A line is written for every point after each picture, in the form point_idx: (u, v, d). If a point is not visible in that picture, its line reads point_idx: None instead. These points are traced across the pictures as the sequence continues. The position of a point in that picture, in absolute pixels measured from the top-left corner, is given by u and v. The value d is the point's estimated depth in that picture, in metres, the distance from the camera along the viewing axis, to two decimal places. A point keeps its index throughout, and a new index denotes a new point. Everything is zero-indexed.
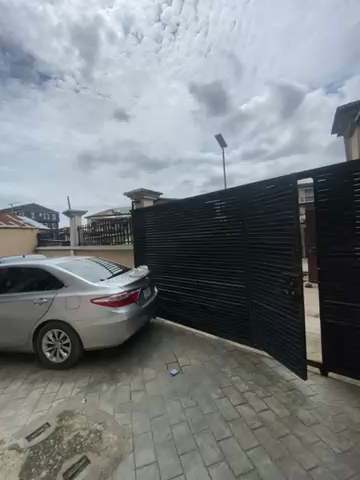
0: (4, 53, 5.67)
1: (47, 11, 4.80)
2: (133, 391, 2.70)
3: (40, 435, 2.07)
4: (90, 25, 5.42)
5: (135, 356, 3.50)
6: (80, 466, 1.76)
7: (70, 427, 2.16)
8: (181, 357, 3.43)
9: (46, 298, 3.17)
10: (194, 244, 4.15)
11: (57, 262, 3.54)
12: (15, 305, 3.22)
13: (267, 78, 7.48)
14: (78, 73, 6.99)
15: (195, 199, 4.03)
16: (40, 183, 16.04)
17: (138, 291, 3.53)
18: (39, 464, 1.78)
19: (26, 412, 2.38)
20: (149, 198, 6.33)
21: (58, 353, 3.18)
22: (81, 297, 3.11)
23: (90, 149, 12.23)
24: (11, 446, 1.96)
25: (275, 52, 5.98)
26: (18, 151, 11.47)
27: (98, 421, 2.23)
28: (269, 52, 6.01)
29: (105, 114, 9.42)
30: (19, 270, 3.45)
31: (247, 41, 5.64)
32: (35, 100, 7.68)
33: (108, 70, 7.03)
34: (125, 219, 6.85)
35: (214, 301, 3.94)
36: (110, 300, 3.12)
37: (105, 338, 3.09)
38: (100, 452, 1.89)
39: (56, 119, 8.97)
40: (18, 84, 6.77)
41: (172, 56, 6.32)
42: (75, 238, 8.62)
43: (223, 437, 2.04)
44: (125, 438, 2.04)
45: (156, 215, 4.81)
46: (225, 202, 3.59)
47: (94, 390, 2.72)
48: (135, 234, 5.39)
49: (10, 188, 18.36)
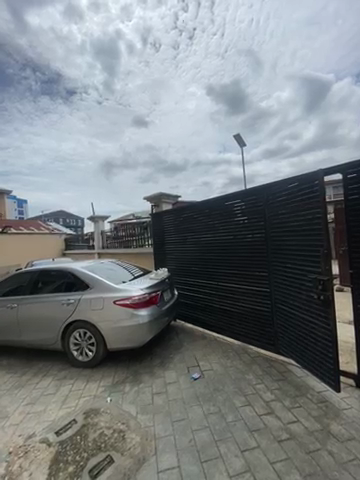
0: (35, 73, 6.24)
1: (72, 31, 5.23)
2: (155, 393, 2.72)
3: (67, 431, 2.16)
4: (111, 38, 5.77)
5: (156, 357, 3.53)
6: (105, 465, 1.81)
7: (95, 425, 2.23)
8: (203, 361, 3.37)
9: (73, 298, 3.35)
10: (213, 246, 4.11)
11: (82, 264, 3.74)
12: (46, 305, 3.45)
13: (289, 73, 7.17)
14: (101, 86, 7.71)
15: (214, 200, 3.98)
16: (68, 191, 17.14)
17: (158, 294, 3.57)
18: (66, 460, 1.86)
19: (55, 407, 2.52)
20: (168, 201, 6.39)
21: (84, 352, 3.32)
22: (105, 299, 3.23)
23: (112, 157, 12.77)
24: (42, 440, 2.08)
25: (296, 45, 5.74)
26: (48, 163, 12.44)
27: (122, 421, 2.28)
28: (289, 46, 5.80)
29: (125, 121, 9.82)
30: (49, 273, 3.69)
31: (265, 37, 5.50)
32: (63, 115, 8.30)
33: (128, 80, 7.34)
34: (145, 223, 7.01)
35: (235, 305, 3.84)
36: (131, 301, 3.19)
37: (127, 339, 3.16)
38: (123, 452, 1.92)
39: (81, 130, 9.62)
40: (47, 101, 7.38)
41: (189, 60, 6.38)
42: (99, 242, 9.01)
43: (248, 448, 1.95)
44: (148, 440, 2.05)
45: (176, 218, 4.85)
46: (245, 202, 3.50)
47: (118, 390, 2.79)
48: (155, 237, 5.49)
49: (42, 197, 19.99)
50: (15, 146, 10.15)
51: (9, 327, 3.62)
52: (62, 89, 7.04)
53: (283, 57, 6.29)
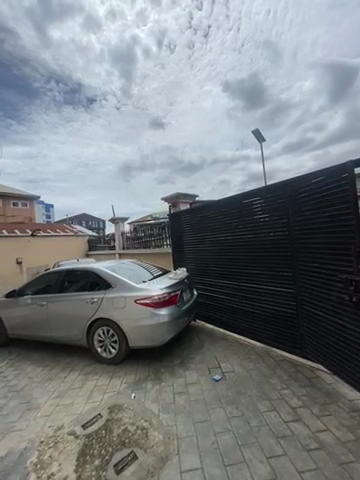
0: (59, 85, 6.69)
1: (90, 41, 5.54)
2: (176, 392, 2.72)
3: (93, 424, 2.25)
4: (127, 44, 5.97)
5: (177, 357, 3.54)
6: (129, 460, 1.85)
7: (119, 420, 2.29)
8: (224, 363, 3.31)
9: (96, 297, 3.48)
10: (232, 245, 4.02)
11: (105, 265, 3.87)
12: (72, 303, 3.63)
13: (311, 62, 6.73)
14: (119, 92, 7.92)
15: (232, 198, 3.89)
16: (90, 194, 17.99)
17: (177, 293, 3.58)
18: (92, 453, 1.93)
19: (81, 401, 2.64)
20: (185, 201, 6.35)
21: (108, 349, 3.44)
22: (126, 298, 3.31)
23: (130, 160, 13.13)
24: (70, 432, 2.18)
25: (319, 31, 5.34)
26: (72, 168, 13.18)
27: (144, 419, 2.31)
28: (310, 33, 5.43)
29: (142, 124, 10.05)
30: (74, 272, 3.89)
31: (284, 27, 5.22)
32: (84, 122, 8.88)
33: (145, 84, 7.49)
34: (163, 223, 7.07)
35: (257, 306, 3.71)
36: (152, 301, 3.24)
37: (148, 337, 3.21)
38: (147, 449, 1.95)
39: (100, 135, 10.19)
40: (70, 110, 7.90)
41: (205, 59, 6.32)
42: (119, 243, 9.30)
43: (273, 455, 1.86)
44: (170, 440, 2.05)
45: (193, 218, 4.82)
46: (265, 199, 3.38)
47: (140, 387, 2.84)
48: (173, 237, 5.53)
49: (66, 201, 21.22)
50: (43, 154, 10.89)
51: (39, 323, 3.87)
52: (83, 97, 7.55)
53: (303, 45, 5.89)
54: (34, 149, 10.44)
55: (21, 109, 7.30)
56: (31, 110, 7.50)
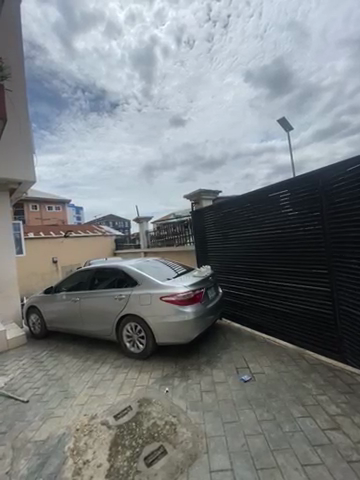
0: (85, 93, 7.38)
1: (112, 47, 6.02)
2: (204, 391, 2.70)
3: (124, 416, 2.34)
4: (147, 46, 6.20)
5: (203, 355, 3.50)
6: (159, 455, 1.87)
7: (148, 414, 2.35)
8: (253, 363, 3.19)
9: (124, 294, 3.61)
10: (258, 241, 3.85)
11: (131, 263, 3.99)
12: (102, 300, 3.82)
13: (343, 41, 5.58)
14: (140, 95, 8.13)
15: (257, 192, 3.73)
16: (116, 195, 18.81)
17: (202, 291, 3.55)
18: (124, 444, 2.00)
19: (112, 393, 2.76)
20: (208, 198, 6.17)
21: (136, 344, 3.55)
22: (152, 295, 3.38)
23: (152, 159, 13.35)
24: (103, 421, 2.30)
25: (351, 7, 4.27)
26: (99, 170, 13.93)
27: (173, 414, 2.33)
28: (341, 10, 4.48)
29: (163, 123, 10.12)
30: (103, 271, 4.08)
31: (311, 6, 4.54)
32: (108, 126, 9.56)
33: (165, 83, 7.61)
34: (186, 220, 7.04)
35: (287, 305, 3.51)
36: (177, 298, 3.26)
37: (174, 333, 3.24)
38: (176, 445, 1.97)
39: (124, 138, 10.82)
40: (96, 116, 8.63)
41: (225, 50, 6.11)
42: (144, 241, 9.56)
43: (309, 463, 1.74)
44: (198, 437, 2.05)
45: (216, 214, 4.73)
46: (293, 192, 3.17)
47: (167, 383, 2.88)
48: (196, 234, 5.49)
49: (95, 203, 22.46)
50: (73, 159, 11.71)
51: (73, 317, 4.16)
52: (107, 103, 8.18)
53: (333, 25, 4.99)
54: (65, 156, 11.25)
55: (52, 121, 7.94)
56: (61, 119, 8.07)
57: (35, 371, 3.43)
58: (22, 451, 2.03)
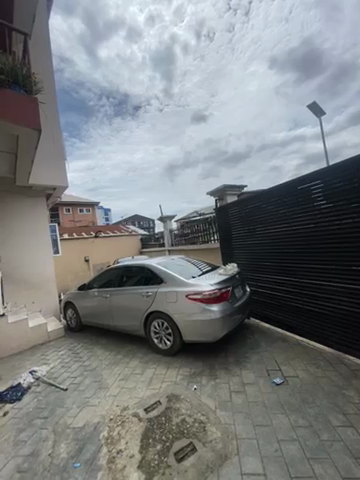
0: (109, 99, 7.75)
1: (133, 51, 6.34)
2: (233, 391, 2.63)
3: (154, 410, 2.40)
4: (166, 45, 6.34)
5: (231, 355, 3.43)
6: (188, 451, 1.88)
7: (177, 410, 2.38)
8: (285, 366, 3.02)
9: (151, 291, 3.69)
10: (287, 238, 3.64)
11: (157, 261, 4.07)
12: (130, 296, 3.96)
13: None
14: (161, 95, 8.31)
15: (285, 185, 3.51)
16: (140, 195, 19.41)
17: (229, 289, 3.46)
18: (154, 437, 2.05)
19: (142, 387, 2.85)
20: (233, 194, 5.97)
21: (163, 340, 3.62)
22: (178, 292, 3.40)
23: (174, 158, 13.46)
24: (134, 414, 2.39)
25: None
26: (124, 173, 14.51)
27: (202, 412, 2.32)
28: None
29: (184, 119, 10.14)
30: (131, 269, 4.24)
31: None
32: (132, 129, 9.88)
33: (185, 80, 7.58)
34: (209, 218, 6.93)
35: (322, 305, 3.25)
36: (202, 296, 3.24)
37: (201, 331, 3.22)
38: (205, 443, 1.95)
39: (147, 139, 11.07)
40: (120, 120, 8.98)
41: (247, 38, 5.82)
42: (168, 240, 9.68)
43: (352, 477, 1.58)
44: (229, 438, 2.00)
45: (241, 210, 4.56)
46: (327, 182, 2.90)
47: (195, 381, 2.88)
48: (221, 231, 5.38)
49: (121, 204, 23.45)
50: (100, 163, 12.37)
51: (104, 312, 4.39)
52: (130, 106, 8.44)
53: None
54: (93, 161, 11.93)
55: (81, 128, 8.48)
56: (88, 125, 8.61)
57: (72, 361, 3.71)
58: (62, 435, 2.21)
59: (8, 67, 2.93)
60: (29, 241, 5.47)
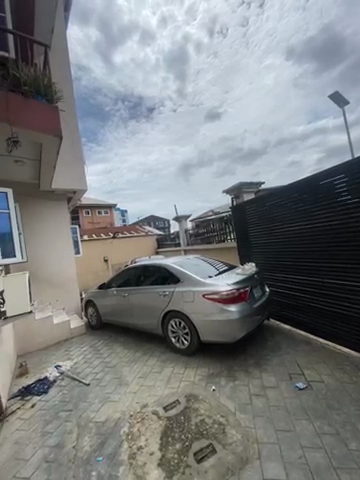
0: (124, 103, 7.94)
1: (147, 53, 6.48)
2: (253, 394, 2.57)
3: (172, 409, 2.42)
4: (180, 44, 6.39)
5: (250, 357, 3.35)
6: (208, 452, 1.87)
7: (196, 410, 2.37)
8: (308, 370, 2.89)
9: (168, 291, 3.72)
10: (308, 235, 3.47)
11: (173, 261, 4.09)
12: (147, 296, 4.02)
13: None
14: (175, 95, 8.37)
15: (306, 181, 3.34)
16: (155, 195, 19.66)
17: (247, 290, 3.38)
18: (173, 435, 2.07)
19: (161, 385, 2.88)
20: (250, 192, 5.82)
21: (180, 340, 3.62)
22: (194, 292, 3.39)
23: (188, 157, 13.45)
24: (153, 411, 2.43)
25: None
26: (140, 174, 14.80)
27: (221, 414, 2.29)
28: None
29: (198, 118, 10.10)
30: (148, 268, 4.31)
31: None
32: (146, 131, 10.04)
33: (199, 79, 7.53)
34: (225, 216, 6.82)
35: (347, 307, 3.05)
36: (220, 296, 3.19)
37: (218, 331, 3.18)
38: (225, 445, 1.92)
39: (161, 140, 11.20)
40: (135, 123, 9.16)
41: (262, 31, 5.57)
42: (184, 239, 9.69)
43: None
44: (249, 441, 1.96)
45: (259, 207, 4.43)
46: (352, 176, 2.73)
47: (214, 381, 2.85)
48: (238, 230, 5.27)
49: (137, 205, 23.92)
50: (116, 166, 12.72)
51: (123, 311, 4.50)
52: (144, 109, 8.57)
53: None
54: (110, 164, 12.30)
55: (98, 133, 8.79)
56: (105, 130, 8.91)
57: (94, 358, 3.86)
58: (85, 429, 2.31)
59: (31, 78, 3.10)
60: (53, 242, 5.78)
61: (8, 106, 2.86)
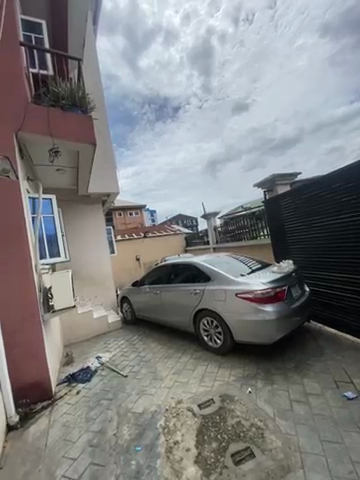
0: (151, 106, 8.12)
1: (171, 54, 6.69)
2: (294, 400, 2.40)
3: (207, 408, 2.41)
4: (204, 39, 6.29)
5: (289, 360, 3.14)
6: (246, 455, 1.81)
7: (232, 411, 2.31)
8: (359, 379, 2.58)
9: (199, 289, 3.70)
10: (356, 229, 3.08)
11: (203, 259, 4.05)
12: (179, 294, 4.06)
13: None
14: (199, 92, 8.26)
15: (352, 167, 2.97)
16: (183, 194, 19.79)
17: (284, 289, 3.17)
18: (209, 434, 2.05)
19: (195, 383, 2.89)
20: (284, 184, 5.43)
21: (213, 339, 3.58)
22: (226, 291, 3.31)
23: (215, 153, 13.21)
24: (188, 408, 2.45)
25: None
26: (167, 174, 15.07)
27: (259, 418, 2.20)
28: None
29: (225, 112, 9.81)
30: (178, 266, 4.35)
31: None
32: (173, 130, 10.17)
33: (224, 71, 7.26)
34: (257, 212, 6.51)
35: None
36: (254, 295, 3.06)
37: (253, 332, 3.06)
38: (264, 450, 1.84)
39: (187, 138, 11.19)
40: (161, 124, 9.34)
41: (291, 10, 4.96)
42: (213, 237, 9.53)
43: None
44: (291, 449, 1.84)
45: (295, 201, 4.11)
46: None
47: (250, 383, 2.76)
48: (272, 225, 4.98)
49: (165, 205, 24.38)
50: (145, 168, 13.13)
51: (155, 308, 4.64)
52: (170, 109, 8.67)
53: None
54: (139, 166, 12.76)
55: (127, 137, 9.18)
56: (133, 134, 9.26)
57: (130, 351, 4.06)
58: (124, 418, 2.44)
59: (67, 93, 3.36)
60: (91, 242, 6.24)
61: (49, 121, 3.16)
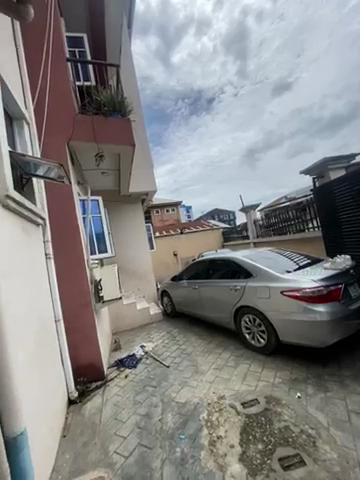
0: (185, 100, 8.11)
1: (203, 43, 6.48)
2: (353, 411, 2.14)
3: (251, 407, 2.33)
4: (238, 22, 5.85)
5: (347, 367, 2.79)
6: (295, 462, 1.70)
7: (279, 414, 2.19)
8: None
9: (239, 285, 3.57)
10: None
11: (244, 255, 3.89)
12: (218, 289, 4.00)
13: None
14: (235, 78, 7.85)
15: None
16: (219, 188, 19.31)
17: (339, 288, 2.81)
18: (254, 435, 1.99)
19: (237, 380, 2.83)
20: (338, 168, 4.74)
21: (256, 338, 3.43)
22: (270, 289, 3.11)
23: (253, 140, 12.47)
24: (231, 405, 2.41)
25: None
26: (202, 168, 14.90)
27: (310, 425, 2.03)
28: None
29: (263, 96, 9.10)
30: (216, 262, 4.27)
31: None
32: (207, 123, 9.96)
33: (262, 51, 6.50)
34: (303, 201, 5.89)
35: None
36: (303, 294, 2.80)
37: (302, 332, 2.81)
38: (317, 460, 1.69)
39: (222, 129, 10.86)
40: (196, 117, 9.35)
41: None
42: (252, 231, 9.05)
43: None
44: (349, 465, 1.64)
45: (354, 186, 3.58)
46: None
47: (298, 388, 2.56)
48: (324, 216, 4.45)
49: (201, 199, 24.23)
50: (180, 164, 13.25)
51: (194, 303, 4.68)
52: (204, 100, 8.51)
53: None
54: (174, 163, 12.93)
55: (163, 135, 9.40)
56: (168, 131, 9.41)
57: (171, 343, 4.21)
58: (168, 406, 2.55)
59: (108, 99, 3.58)
60: (132, 238, 6.63)
61: (95, 132, 3.43)
